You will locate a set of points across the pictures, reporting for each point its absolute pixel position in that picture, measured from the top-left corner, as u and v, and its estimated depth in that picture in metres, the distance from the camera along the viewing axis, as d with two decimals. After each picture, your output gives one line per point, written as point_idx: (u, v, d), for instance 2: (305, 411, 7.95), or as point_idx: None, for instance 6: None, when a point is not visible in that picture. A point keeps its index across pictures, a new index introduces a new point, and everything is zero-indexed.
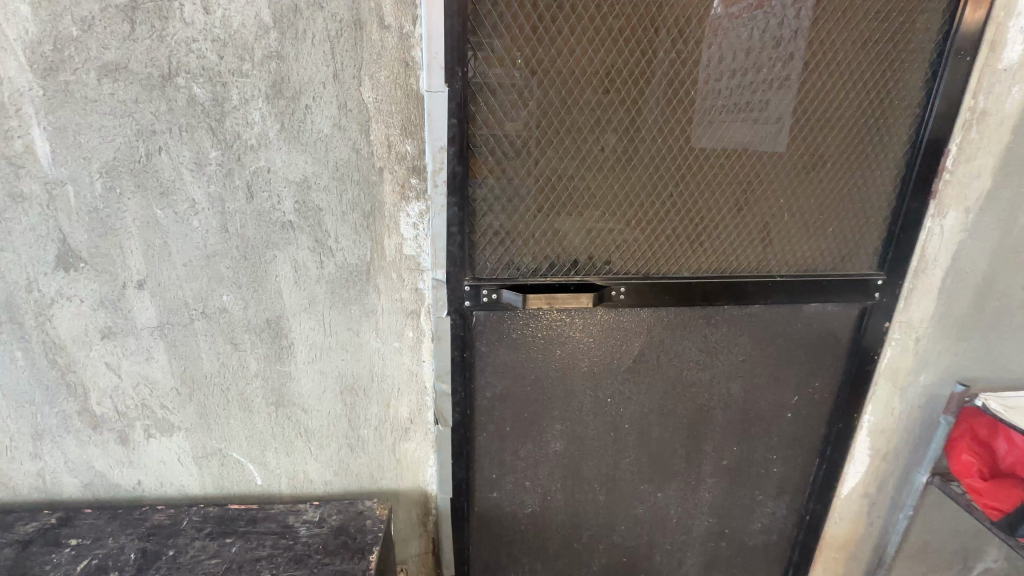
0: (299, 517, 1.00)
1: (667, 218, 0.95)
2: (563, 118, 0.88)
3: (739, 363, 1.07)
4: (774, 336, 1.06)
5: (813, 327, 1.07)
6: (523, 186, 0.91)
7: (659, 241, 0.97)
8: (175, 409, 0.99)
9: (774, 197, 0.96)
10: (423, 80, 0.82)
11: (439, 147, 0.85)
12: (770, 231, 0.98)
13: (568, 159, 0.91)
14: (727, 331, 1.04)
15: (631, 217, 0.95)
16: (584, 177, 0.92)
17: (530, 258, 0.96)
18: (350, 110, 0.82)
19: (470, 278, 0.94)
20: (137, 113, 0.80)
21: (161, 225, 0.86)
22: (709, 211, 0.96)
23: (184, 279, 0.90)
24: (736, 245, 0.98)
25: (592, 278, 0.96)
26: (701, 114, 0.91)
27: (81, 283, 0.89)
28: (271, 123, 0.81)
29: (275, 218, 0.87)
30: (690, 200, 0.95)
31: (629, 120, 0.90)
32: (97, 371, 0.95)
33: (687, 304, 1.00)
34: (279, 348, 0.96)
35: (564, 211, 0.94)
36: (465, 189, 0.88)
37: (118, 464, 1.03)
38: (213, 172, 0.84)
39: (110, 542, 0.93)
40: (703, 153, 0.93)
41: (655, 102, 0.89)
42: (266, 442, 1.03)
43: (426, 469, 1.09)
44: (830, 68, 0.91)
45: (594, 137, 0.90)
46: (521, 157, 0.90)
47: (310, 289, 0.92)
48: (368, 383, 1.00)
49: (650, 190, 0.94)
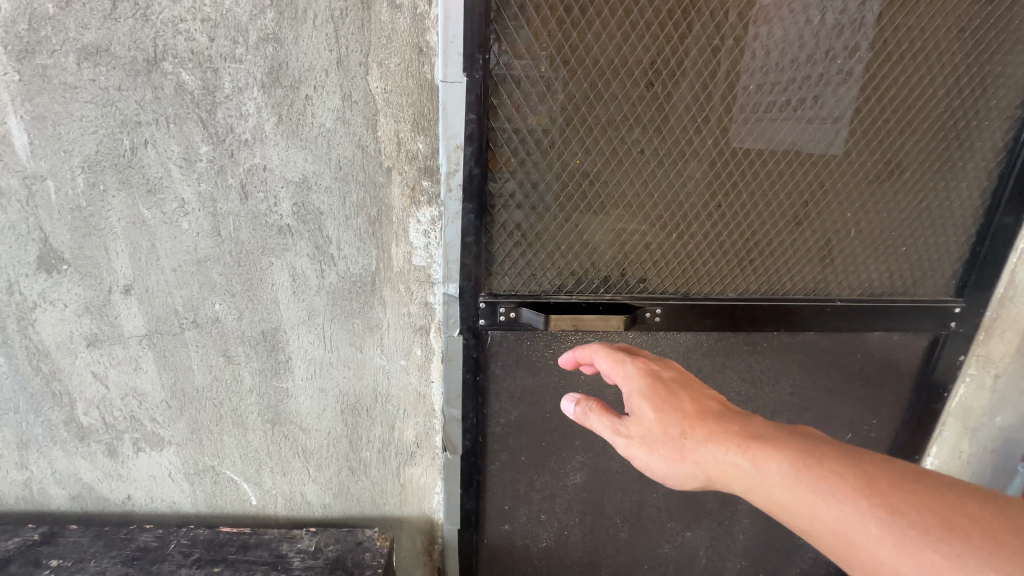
0: (293, 546, 0.92)
1: (713, 231, 0.84)
2: (597, 114, 0.77)
3: (786, 396, 0.95)
4: (828, 367, 0.93)
5: (875, 359, 0.94)
6: (549, 191, 0.81)
7: (702, 257, 0.85)
8: (165, 423, 0.92)
9: (838, 211, 0.84)
10: (438, 69, 0.71)
11: (454, 145, 0.74)
12: (831, 248, 0.86)
13: (602, 161, 0.80)
14: (773, 361, 0.92)
15: (672, 229, 0.84)
16: (620, 183, 0.81)
17: (554, 271, 0.86)
18: (355, 102, 0.72)
19: (486, 294, 0.84)
20: (121, 102, 0.71)
21: (148, 226, 0.78)
22: (761, 224, 0.84)
23: (173, 285, 0.82)
24: (790, 264, 0.86)
25: (623, 296, 0.85)
26: (757, 113, 0.79)
27: (65, 287, 0.82)
28: (267, 115, 0.72)
29: (271, 222, 0.78)
30: (741, 212, 0.83)
31: (673, 118, 0.78)
32: (83, 380, 0.89)
33: (732, 329, 0.88)
34: (275, 362, 0.88)
35: (595, 221, 0.83)
36: (483, 194, 0.78)
37: (106, 477, 0.97)
38: (203, 169, 0.75)
39: (91, 565, 0.86)
40: (758, 157, 0.81)
41: (706, 98, 0.77)
42: (262, 461, 0.96)
43: (433, 496, 1.00)
44: (917, 60, 0.77)
45: (632, 138, 0.79)
46: (547, 158, 0.79)
47: (309, 300, 0.84)
48: (371, 403, 0.91)
49: (695, 199, 0.82)
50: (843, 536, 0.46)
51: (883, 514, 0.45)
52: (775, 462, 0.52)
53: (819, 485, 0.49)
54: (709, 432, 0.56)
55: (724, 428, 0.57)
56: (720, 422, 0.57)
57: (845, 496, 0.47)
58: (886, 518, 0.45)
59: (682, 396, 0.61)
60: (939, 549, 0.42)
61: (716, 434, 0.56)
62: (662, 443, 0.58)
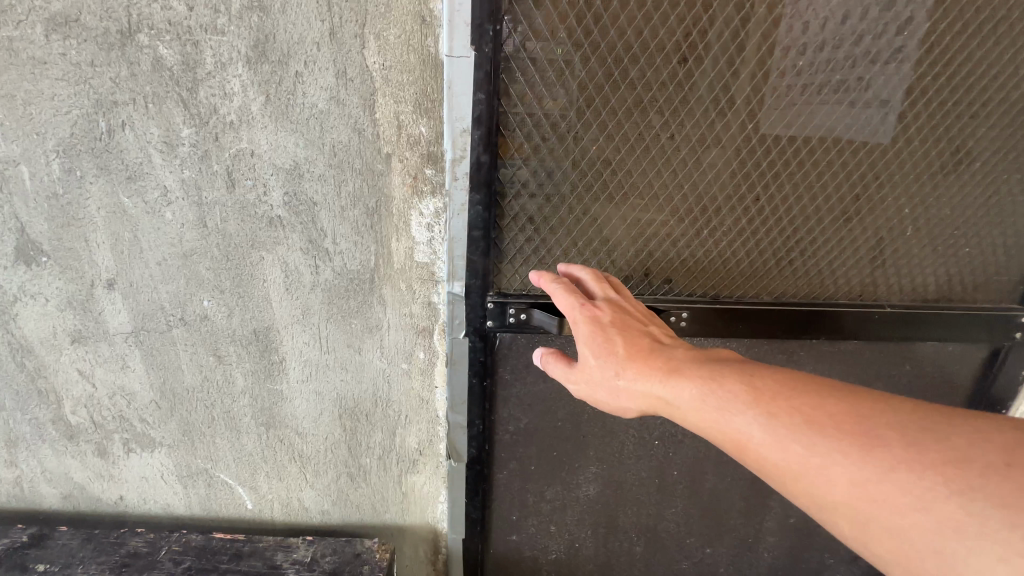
0: (288, 556, 0.87)
1: (750, 228, 0.75)
2: (623, 95, 0.68)
3: None
4: (871, 379, 0.85)
5: (924, 371, 0.85)
6: (566, 180, 0.73)
7: (736, 257, 0.77)
8: (156, 424, 0.87)
9: (894, 206, 0.74)
10: (443, 42, 0.63)
11: (460, 129, 0.66)
12: (882, 248, 0.77)
13: (626, 148, 0.71)
14: (810, 371, 0.84)
15: (703, 224, 0.75)
16: (646, 173, 0.73)
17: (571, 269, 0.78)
18: (351, 79, 0.64)
19: (494, 293, 0.77)
20: (94, 79, 0.65)
21: (130, 216, 0.72)
22: (804, 221, 0.75)
23: (158, 280, 0.76)
24: (835, 265, 0.77)
25: (647, 298, 0.77)
26: (806, 94, 0.69)
27: (46, 280, 0.77)
28: (254, 94, 0.65)
29: (261, 213, 0.72)
30: (782, 206, 0.74)
31: (710, 99, 0.69)
32: (69, 378, 0.84)
33: (767, 336, 0.79)
34: (268, 363, 0.82)
35: (617, 214, 0.75)
36: (492, 183, 0.70)
37: (97, 477, 0.93)
38: (186, 154, 0.68)
39: (78, 571, 0.83)
40: (805, 145, 0.71)
41: (748, 77, 0.68)
42: (257, 465, 0.91)
43: (437, 505, 0.94)
44: (999, 32, 0.66)
45: (662, 122, 0.70)
46: (565, 143, 0.71)
47: (303, 297, 0.77)
48: (370, 407, 0.85)
49: (731, 191, 0.73)
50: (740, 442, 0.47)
51: (768, 420, 0.45)
52: (688, 384, 0.50)
53: (720, 400, 0.48)
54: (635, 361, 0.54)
55: (649, 355, 0.55)
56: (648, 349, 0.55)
57: (737, 410, 0.47)
58: (771, 424, 0.45)
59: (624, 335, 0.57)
60: (806, 443, 0.43)
61: (640, 363, 0.54)
62: (603, 386, 0.56)
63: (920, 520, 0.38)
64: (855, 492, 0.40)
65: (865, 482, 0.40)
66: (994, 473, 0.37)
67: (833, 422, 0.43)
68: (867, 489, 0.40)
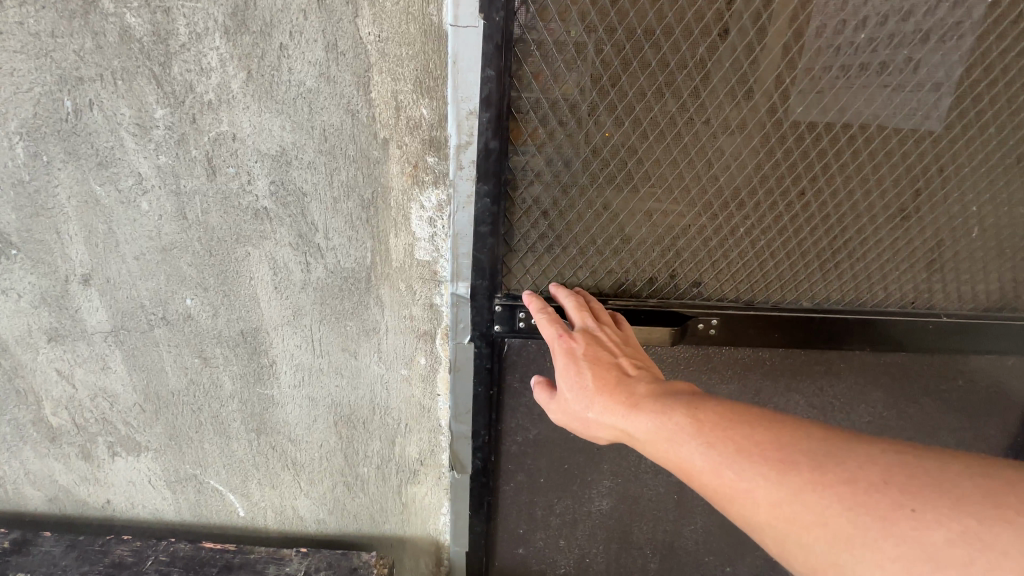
0: (280, 570, 0.82)
1: (792, 227, 0.67)
2: (653, 75, 0.60)
3: (862, 425, 0.80)
4: (917, 394, 0.77)
5: (978, 386, 0.77)
6: (585, 171, 0.65)
7: (774, 259, 0.69)
8: (141, 428, 0.82)
9: (958, 203, 0.66)
10: (447, 9, 0.55)
11: (466, 111, 0.59)
12: (940, 250, 0.68)
13: (654, 135, 0.63)
14: (848, 383, 0.77)
15: (738, 222, 0.67)
16: (675, 164, 0.64)
17: (590, 270, 0.70)
18: (342, 53, 0.57)
19: (503, 294, 0.70)
20: (57, 52, 0.58)
21: (103, 205, 0.66)
22: (855, 220, 0.66)
23: (137, 276, 0.70)
24: (886, 268, 0.69)
25: (675, 305, 0.70)
26: (865, 76, 0.60)
27: (17, 274, 0.71)
28: (234, 70, 0.58)
29: (245, 204, 0.64)
30: (831, 203, 0.66)
31: (752, 83, 0.60)
32: (48, 378, 0.79)
33: (807, 346, 0.72)
34: (258, 366, 0.76)
35: (641, 210, 0.67)
36: (501, 173, 0.62)
37: (83, 480, 0.88)
38: (161, 138, 0.61)
39: None
40: (860, 135, 0.62)
41: (798, 56, 0.59)
42: (248, 472, 0.85)
43: (438, 517, 0.88)
44: None
45: (697, 108, 0.61)
46: (585, 129, 0.63)
47: (294, 297, 0.70)
48: (367, 415, 0.79)
49: (773, 185, 0.65)
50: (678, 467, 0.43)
51: (704, 445, 0.41)
52: (646, 414, 0.46)
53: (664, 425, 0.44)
54: (601, 391, 0.50)
55: (616, 386, 0.50)
56: (615, 377, 0.51)
57: (672, 433, 0.43)
58: (705, 447, 0.41)
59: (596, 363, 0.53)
60: (738, 466, 0.39)
61: (607, 394, 0.49)
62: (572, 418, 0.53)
63: (821, 537, 0.36)
64: (775, 511, 0.38)
65: (780, 502, 0.37)
66: (879, 489, 0.35)
67: (752, 441, 0.40)
68: (783, 508, 0.37)
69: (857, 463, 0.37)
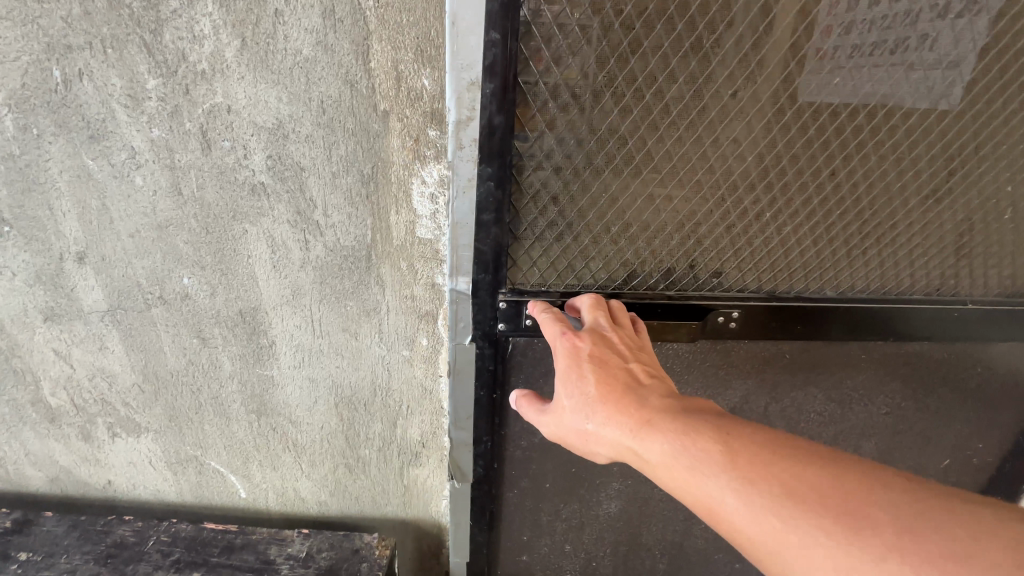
0: (282, 550, 0.81)
1: (821, 214, 0.65)
2: (665, 60, 0.57)
3: (880, 418, 0.82)
4: (936, 385, 0.78)
5: (994, 376, 0.78)
6: (594, 156, 0.63)
7: (800, 248, 0.67)
8: (140, 408, 0.81)
9: (987, 188, 0.64)
10: None
11: (468, 84, 0.56)
12: (971, 234, 0.67)
13: (680, 119, 0.60)
14: (867, 374, 0.78)
15: (766, 210, 0.65)
16: (702, 149, 0.62)
17: (604, 261, 0.69)
18: (340, 20, 0.54)
19: (508, 289, 0.68)
20: (44, 19, 0.55)
21: (96, 181, 0.64)
22: (885, 206, 0.65)
23: (133, 254, 0.68)
24: (912, 255, 0.68)
25: (695, 295, 0.68)
26: (884, 62, 0.57)
27: (10, 252, 0.69)
28: (228, 38, 0.55)
29: (241, 179, 0.63)
30: (862, 188, 0.64)
31: (768, 65, 0.57)
32: (45, 358, 0.78)
33: (833, 336, 0.71)
34: (257, 347, 0.75)
35: (664, 199, 0.65)
36: (504, 154, 0.60)
37: (83, 461, 0.88)
38: (154, 110, 0.59)
39: (62, 562, 0.78)
40: (880, 121, 0.60)
41: (814, 40, 0.56)
42: (249, 454, 0.85)
43: (441, 499, 0.88)
44: None
45: (712, 95, 0.59)
46: (598, 108, 0.60)
47: (293, 276, 0.69)
48: (368, 396, 0.78)
49: (803, 171, 0.63)
50: (708, 509, 0.39)
51: (743, 488, 0.38)
52: (659, 434, 0.43)
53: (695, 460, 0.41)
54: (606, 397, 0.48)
55: (624, 399, 0.47)
56: (623, 383, 0.49)
57: (689, 455, 0.41)
58: (742, 486, 0.38)
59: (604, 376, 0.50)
60: (791, 520, 0.36)
61: (613, 407, 0.47)
62: (571, 431, 0.50)
63: None
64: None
65: (847, 567, 0.33)
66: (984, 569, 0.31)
67: (811, 491, 0.36)
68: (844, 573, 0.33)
69: (947, 533, 0.33)
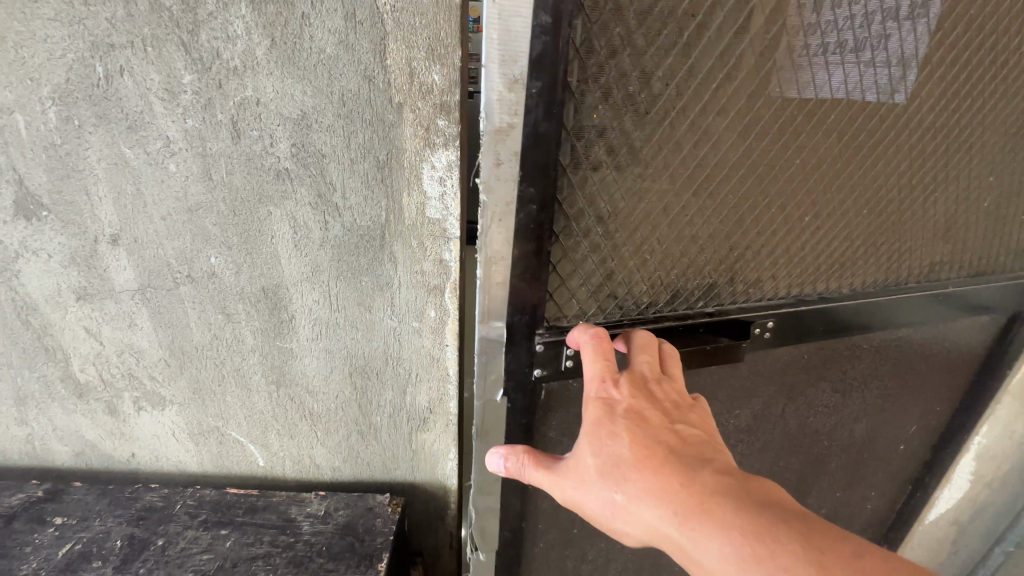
0: (302, 510, 0.88)
1: (831, 226, 0.73)
2: (675, 88, 0.58)
3: (873, 400, 0.95)
4: (914, 364, 0.93)
5: (956, 351, 0.94)
6: (625, 183, 0.62)
7: (815, 257, 0.74)
8: (166, 382, 0.87)
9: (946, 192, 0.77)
10: None
11: (502, 99, 0.52)
12: (935, 229, 0.79)
13: (720, 150, 0.63)
14: (865, 363, 0.90)
15: (789, 226, 0.71)
16: (738, 178, 0.65)
17: (648, 290, 0.70)
18: (360, 22, 0.61)
19: (544, 330, 0.67)
20: (89, 20, 0.61)
21: (132, 168, 0.70)
22: (879, 215, 0.74)
23: (164, 236, 0.75)
24: (897, 252, 0.79)
25: (739, 311, 0.72)
26: (857, 92, 0.64)
27: (47, 235, 0.75)
28: (258, 38, 0.62)
29: (267, 165, 0.69)
30: (863, 201, 0.72)
31: (779, 98, 0.61)
32: (76, 336, 0.83)
33: (845, 329, 0.80)
34: (278, 321, 0.81)
35: (700, 224, 0.67)
36: (544, 177, 0.57)
37: (108, 435, 0.93)
38: (189, 103, 0.66)
39: (96, 524, 0.84)
40: (867, 143, 0.68)
41: (802, 73, 0.61)
42: (268, 424, 0.91)
43: (446, 462, 0.96)
44: None
45: (723, 125, 0.61)
46: (634, 128, 0.59)
47: (312, 254, 0.76)
48: (381, 366, 0.86)
49: (820, 191, 0.69)
50: None
51: None
52: (712, 534, 0.43)
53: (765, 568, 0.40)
54: (643, 464, 0.49)
55: (668, 485, 0.47)
56: (663, 449, 0.50)
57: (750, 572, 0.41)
58: None
59: (644, 452, 0.50)
60: None
61: (657, 494, 0.47)
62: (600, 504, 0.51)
63: None
64: None
65: None
66: None
67: None
68: None
69: None
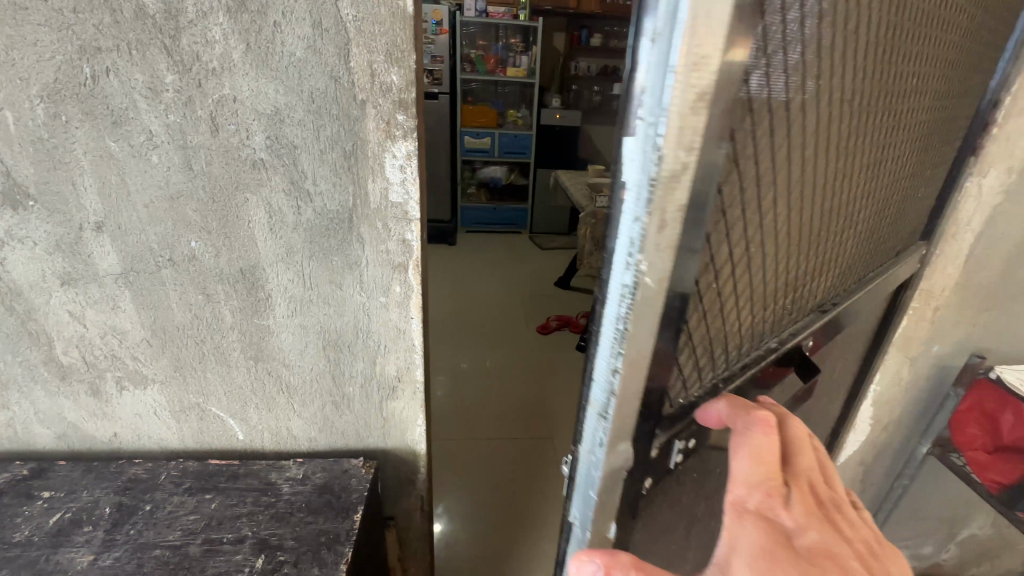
0: (281, 474, 0.96)
1: (819, 247, 0.81)
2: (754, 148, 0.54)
3: (839, 378, 1.10)
4: (864, 337, 1.09)
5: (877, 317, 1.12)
6: (726, 252, 0.59)
7: (813, 272, 0.82)
8: (148, 361, 0.94)
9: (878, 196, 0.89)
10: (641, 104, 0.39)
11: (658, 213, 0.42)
12: (873, 222, 0.93)
13: (768, 207, 0.63)
14: (841, 349, 1.02)
15: (800, 258, 0.76)
16: (774, 229, 0.67)
17: (734, 342, 0.70)
18: (326, 30, 0.71)
19: (666, 438, 0.60)
20: (77, 26, 0.68)
21: (116, 159, 0.77)
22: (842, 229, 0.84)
23: (147, 222, 0.82)
24: (853, 248, 0.91)
25: (801, 335, 0.78)
26: (839, 133, 0.69)
27: (33, 224, 0.81)
28: (234, 42, 0.71)
29: (244, 156, 0.78)
30: (835, 220, 0.81)
31: (802, 151, 0.63)
32: (60, 320, 0.89)
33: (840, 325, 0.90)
34: (255, 300, 0.89)
35: (755, 275, 0.68)
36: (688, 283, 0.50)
37: (91, 416, 0.98)
38: (170, 100, 0.73)
39: (84, 496, 0.90)
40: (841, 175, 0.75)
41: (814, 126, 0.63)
42: (246, 398, 0.99)
43: (415, 428, 1.05)
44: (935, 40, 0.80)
45: (770, 186, 0.61)
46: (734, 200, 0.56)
47: (287, 237, 0.84)
48: (352, 339, 0.95)
49: (816, 225, 0.76)
50: None
51: None
52: None
53: None
54: None
55: None
56: None
57: None
58: None
59: None
60: None
61: None
62: None
63: None
64: None
65: None
66: None
67: None
68: None
69: None
